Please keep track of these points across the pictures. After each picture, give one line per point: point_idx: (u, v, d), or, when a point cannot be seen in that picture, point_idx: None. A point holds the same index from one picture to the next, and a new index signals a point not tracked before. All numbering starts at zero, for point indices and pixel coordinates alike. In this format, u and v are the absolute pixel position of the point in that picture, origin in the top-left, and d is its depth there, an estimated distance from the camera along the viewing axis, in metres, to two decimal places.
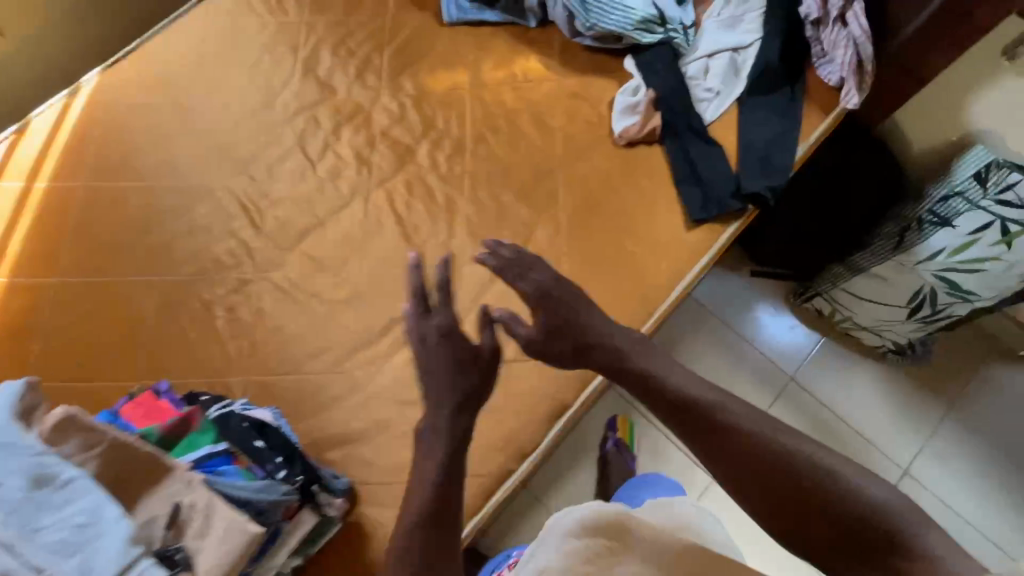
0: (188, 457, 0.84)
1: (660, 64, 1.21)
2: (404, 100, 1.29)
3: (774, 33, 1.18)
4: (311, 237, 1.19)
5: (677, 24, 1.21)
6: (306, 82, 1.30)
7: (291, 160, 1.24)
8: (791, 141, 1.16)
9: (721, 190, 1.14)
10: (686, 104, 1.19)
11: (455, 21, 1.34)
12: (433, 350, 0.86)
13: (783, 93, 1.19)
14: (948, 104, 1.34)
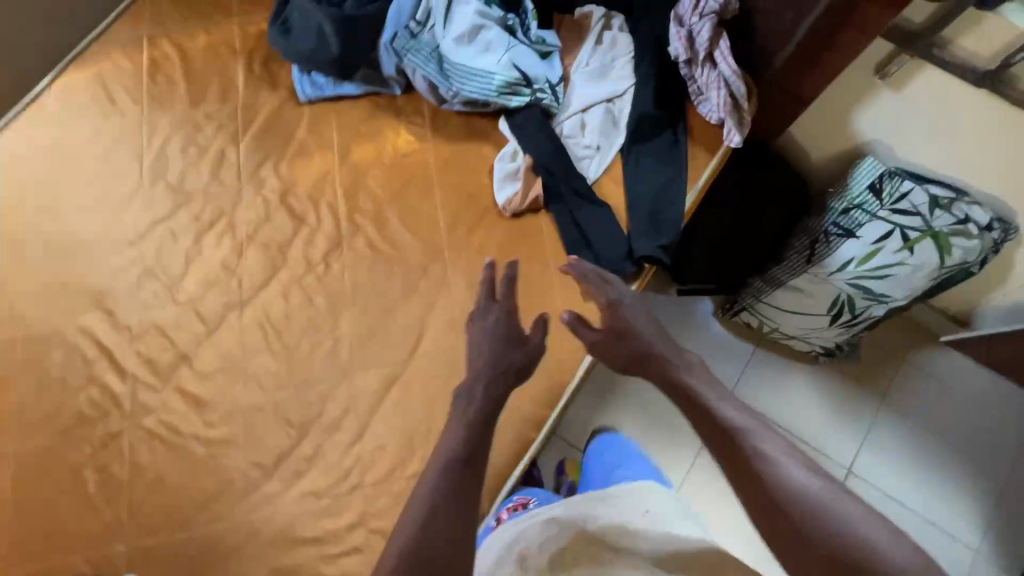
0: None
1: (533, 126, 1.13)
2: (270, 196, 1.19)
3: (646, 77, 1.13)
4: (183, 369, 1.08)
5: (544, 82, 1.11)
6: (163, 194, 1.19)
7: (154, 284, 1.13)
8: (681, 188, 1.13)
9: (613, 255, 1.10)
10: (566, 165, 1.13)
11: (313, 99, 1.23)
12: (488, 327, 0.97)
13: (667, 137, 1.15)
14: (837, 118, 1.31)
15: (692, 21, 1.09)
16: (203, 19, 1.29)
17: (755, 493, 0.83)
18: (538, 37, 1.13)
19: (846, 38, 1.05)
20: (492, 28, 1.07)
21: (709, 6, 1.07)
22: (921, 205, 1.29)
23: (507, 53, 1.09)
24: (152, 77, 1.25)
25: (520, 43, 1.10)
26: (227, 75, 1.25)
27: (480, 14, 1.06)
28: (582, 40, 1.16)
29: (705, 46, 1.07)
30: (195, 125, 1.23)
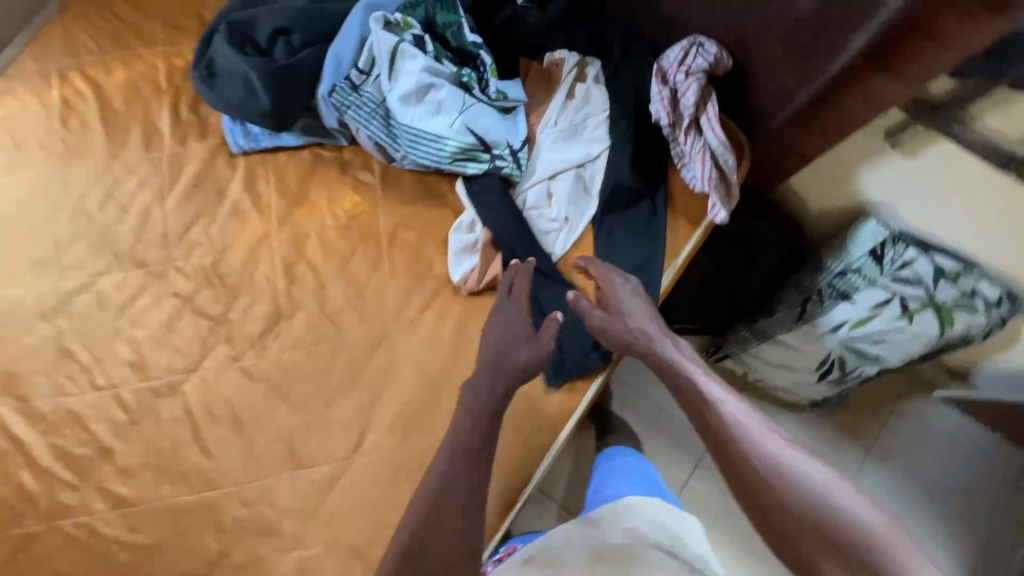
0: None
1: (492, 195, 0.99)
2: (201, 263, 1.07)
3: (624, 141, 0.98)
4: (107, 464, 0.99)
5: (503, 147, 0.97)
6: (79, 259, 1.06)
7: (72, 366, 1.02)
8: (655, 269, 1.00)
9: (578, 344, 1.00)
10: (529, 241, 1.00)
11: (247, 150, 1.09)
12: (504, 323, 0.96)
13: (643, 208, 1.02)
14: (840, 176, 1.17)
15: (676, 79, 0.93)
16: (121, 48, 1.11)
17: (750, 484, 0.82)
18: (499, 93, 0.97)
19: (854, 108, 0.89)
20: (444, 85, 0.95)
21: (697, 63, 0.91)
22: (925, 274, 1.18)
23: (460, 115, 0.94)
24: (63, 121, 1.09)
25: (477, 102, 0.96)
26: (150, 118, 1.10)
27: (428, 71, 0.93)
28: (551, 93, 1.01)
29: (690, 113, 0.93)
30: (115, 178, 1.08)
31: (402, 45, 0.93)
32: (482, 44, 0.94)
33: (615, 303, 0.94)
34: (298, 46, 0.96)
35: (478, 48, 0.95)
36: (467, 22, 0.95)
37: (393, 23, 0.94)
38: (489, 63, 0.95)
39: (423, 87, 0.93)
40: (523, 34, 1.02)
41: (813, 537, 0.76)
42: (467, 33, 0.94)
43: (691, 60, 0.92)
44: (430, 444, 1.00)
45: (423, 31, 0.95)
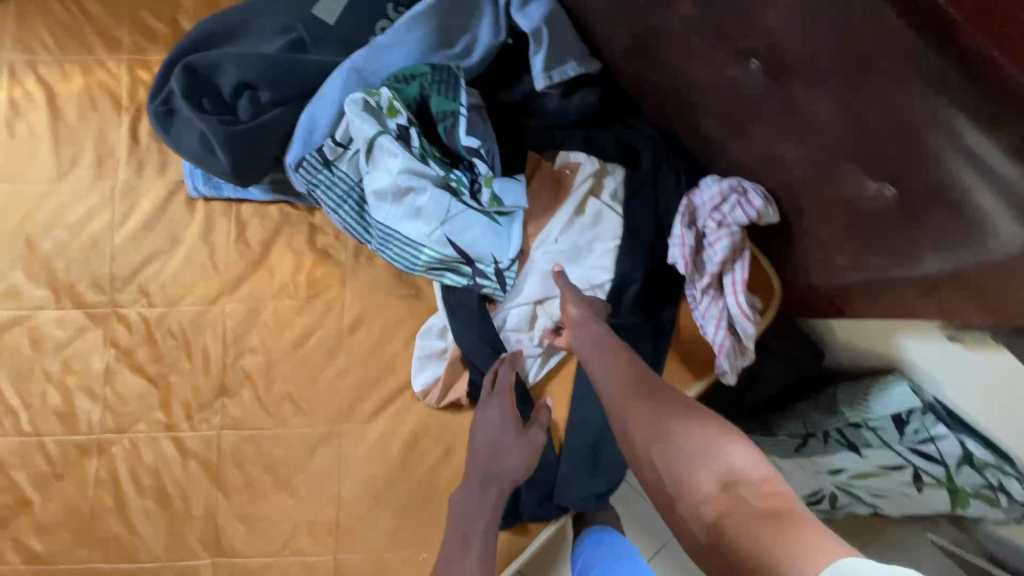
0: None
1: (467, 309, 0.85)
2: (144, 313, 0.96)
3: (630, 273, 0.82)
4: (26, 515, 0.94)
5: (489, 263, 0.83)
6: (15, 288, 0.96)
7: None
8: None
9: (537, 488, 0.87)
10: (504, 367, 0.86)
11: (208, 197, 0.97)
12: (491, 417, 0.81)
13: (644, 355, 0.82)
14: (874, 334, 1.02)
15: (702, 222, 0.79)
16: (84, 52, 0.98)
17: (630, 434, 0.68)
18: (493, 200, 0.82)
19: (923, 308, 0.69)
20: (427, 188, 0.80)
21: (733, 216, 0.75)
22: (950, 455, 1.04)
23: (441, 226, 0.81)
24: (9, 129, 0.96)
25: (462, 212, 0.81)
26: (105, 140, 0.97)
27: (409, 170, 0.79)
28: (558, 202, 0.86)
29: (713, 267, 0.78)
30: (61, 203, 0.97)
31: (381, 138, 0.79)
32: (479, 150, 0.80)
33: (575, 295, 0.79)
34: (266, 104, 0.81)
35: (473, 151, 0.80)
36: (465, 118, 0.79)
37: (377, 104, 0.79)
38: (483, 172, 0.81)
39: (399, 189, 0.79)
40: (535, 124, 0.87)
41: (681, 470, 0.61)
42: (462, 135, 0.79)
43: (727, 210, 0.75)
44: (362, 559, 0.91)
45: (410, 119, 0.80)
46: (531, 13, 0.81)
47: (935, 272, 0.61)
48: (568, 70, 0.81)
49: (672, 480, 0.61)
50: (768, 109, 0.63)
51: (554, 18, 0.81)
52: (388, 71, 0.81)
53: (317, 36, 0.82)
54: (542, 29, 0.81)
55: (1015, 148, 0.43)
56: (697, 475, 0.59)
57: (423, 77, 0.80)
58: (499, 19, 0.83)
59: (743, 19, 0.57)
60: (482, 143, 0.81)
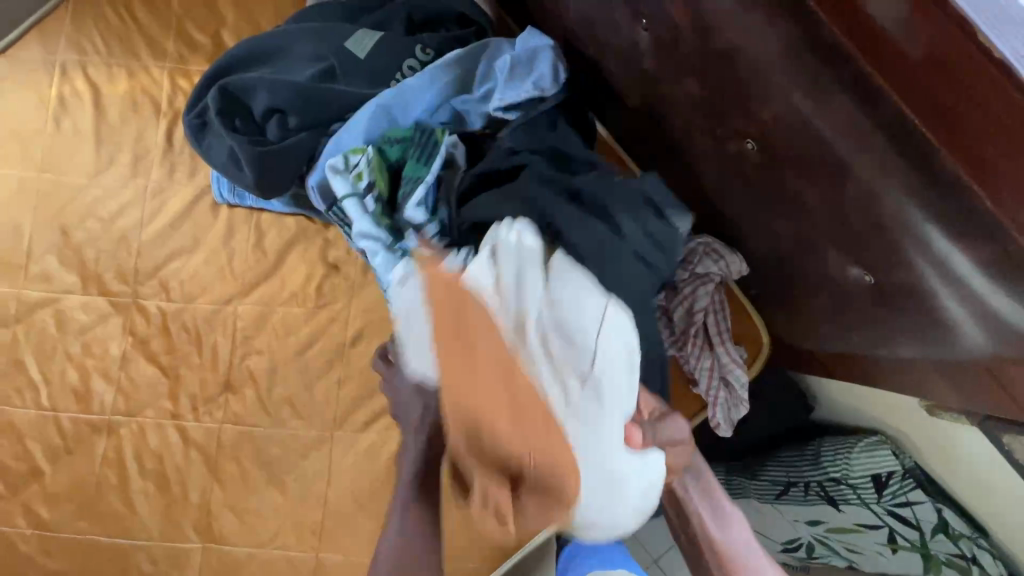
0: None
1: None
2: (163, 306, 1.03)
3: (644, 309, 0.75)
4: (35, 484, 1.01)
5: None
6: (48, 271, 1.03)
7: (21, 377, 1.02)
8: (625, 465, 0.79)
9: None
10: None
11: (231, 204, 1.02)
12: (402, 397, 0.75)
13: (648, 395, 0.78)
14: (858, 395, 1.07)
15: (683, 284, 0.85)
16: (131, 58, 1.04)
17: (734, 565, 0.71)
18: None
19: (902, 387, 0.70)
20: (379, 254, 0.80)
21: (702, 267, 0.82)
22: (925, 521, 1.04)
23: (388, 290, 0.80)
24: (56, 122, 1.04)
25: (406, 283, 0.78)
26: (142, 141, 1.03)
27: (364, 235, 0.80)
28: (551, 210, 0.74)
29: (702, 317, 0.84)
30: (97, 195, 1.03)
31: (348, 200, 0.81)
32: (424, 222, 0.78)
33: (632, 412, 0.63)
34: (292, 128, 0.86)
35: (416, 225, 0.79)
36: (422, 188, 0.79)
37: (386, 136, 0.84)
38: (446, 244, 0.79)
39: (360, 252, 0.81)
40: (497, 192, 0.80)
41: None
42: (410, 205, 0.79)
43: (695, 262, 0.83)
44: (342, 560, 0.96)
45: (377, 182, 0.81)
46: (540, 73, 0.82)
47: (912, 357, 0.63)
48: (523, 96, 0.82)
49: None
50: (763, 183, 0.65)
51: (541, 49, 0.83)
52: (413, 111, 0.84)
53: (345, 66, 0.87)
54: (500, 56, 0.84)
55: (984, 260, 0.46)
56: None
57: (407, 141, 0.82)
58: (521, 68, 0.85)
59: (741, 107, 0.60)
60: (429, 216, 0.79)
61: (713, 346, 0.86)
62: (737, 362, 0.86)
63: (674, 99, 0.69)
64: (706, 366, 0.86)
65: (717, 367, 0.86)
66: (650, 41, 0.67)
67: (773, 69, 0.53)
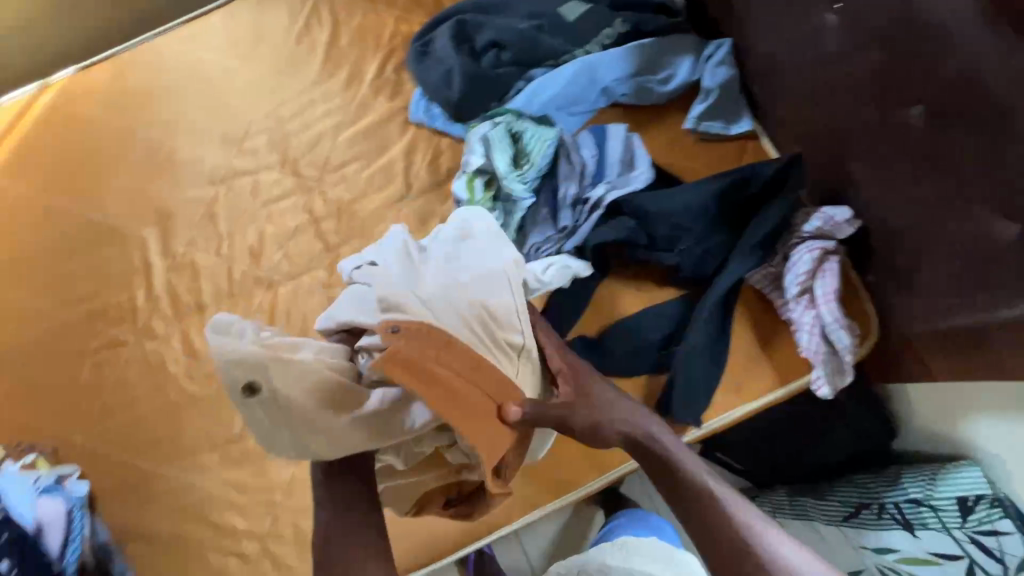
0: None
1: (601, 237, 0.97)
2: (341, 197, 1.20)
3: (747, 247, 0.97)
4: (197, 316, 1.16)
5: None
6: (257, 150, 1.23)
7: (210, 229, 1.20)
8: (714, 371, 1.00)
9: (685, 392, 0.98)
10: (645, 313, 1.02)
11: (421, 123, 1.21)
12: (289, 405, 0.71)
13: (717, 320, 0.99)
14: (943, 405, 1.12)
15: (793, 249, 0.98)
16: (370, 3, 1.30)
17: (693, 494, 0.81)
18: None
19: (1012, 361, 0.77)
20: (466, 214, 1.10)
21: (806, 226, 0.96)
22: (1011, 552, 1.03)
23: None
24: (298, 38, 1.29)
25: None
26: (360, 63, 1.26)
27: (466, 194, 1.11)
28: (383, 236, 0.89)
29: (805, 278, 0.94)
30: (312, 99, 1.25)
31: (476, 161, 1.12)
32: (462, 201, 1.04)
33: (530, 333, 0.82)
34: (503, 62, 1.07)
35: (460, 201, 1.04)
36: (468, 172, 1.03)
37: (583, 90, 1.07)
38: (567, 225, 1.00)
39: None
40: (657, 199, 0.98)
41: (699, 503, 0.80)
42: (461, 185, 1.05)
43: (800, 223, 0.97)
44: None
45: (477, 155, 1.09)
46: (716, 73, 1.06)
47: None
48: (705, 81, 1.06)
49: (707, 513, 0.79)
50: (915, 144, 0.79)
51: (725, 58, 1.06)
52: (604, 76, 1.07)
53: (557, 25, 1.08)
54: (678, 61, 1.08)
55: None
56: (718, 512, 0.79)
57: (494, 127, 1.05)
58: (699, 63, 1.08)
59: (916, 69, 0.75)
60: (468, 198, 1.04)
61: (813, 307, 0.95)
62: (840, 326, 0.93)
63: (847, 72, 0.86)
64: (807, 327, 0.94)
65: (820, 329, 0.94)
66: (840, 20, 0.84)
67: (960, 31, 0.69)
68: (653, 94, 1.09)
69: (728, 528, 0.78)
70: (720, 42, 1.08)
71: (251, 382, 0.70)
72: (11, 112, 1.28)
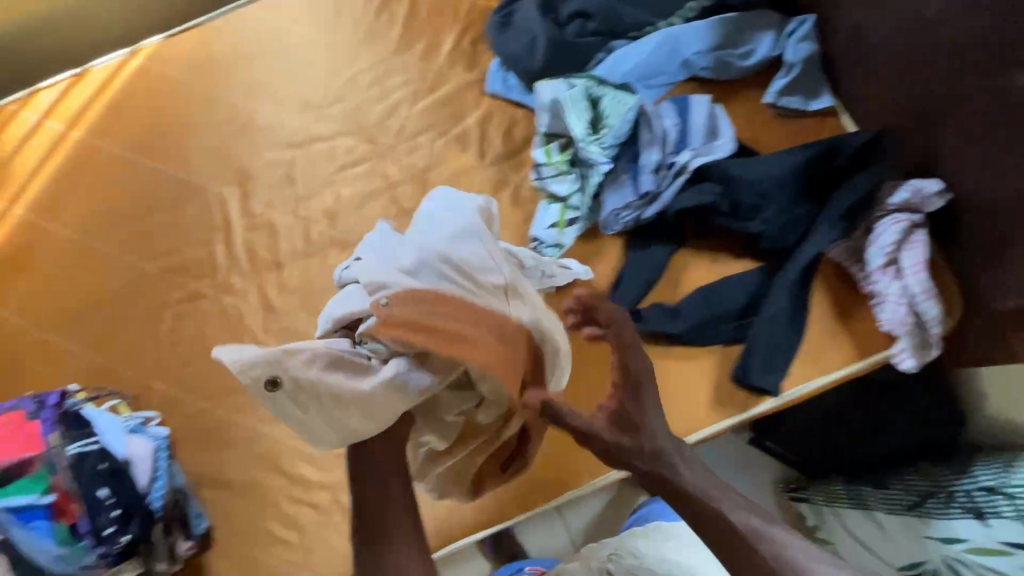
0: (8, 501, 0.83)
1: (683, 203, 1.01)
2: (414, 163, 1.22)
3: (833, 215, 0.98)
4: (273, 273, 1.18)
5: (541, 242, 1.07)
6: (334, 116, 1.27)
7: (287, 190, 1.23)
8: (794, 340, 0.99)
9: (764, 358, 0.99)
10: (723, 281, 1.03)
11: (496, 95, 1.23)
12: (310, 399, 0.69)
13: (801, 288, 1.00)
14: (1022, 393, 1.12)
15: (877, 222, 0.98)
16: None
17: (716, 527, 0.73)
18: (548, 197, 1.09)
19: None
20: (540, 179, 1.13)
21: (892, 197, 0.96)
22: None
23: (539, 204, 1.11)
24: (378, 11, 1.32)
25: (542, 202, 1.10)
26: (438, 36, 1.29)
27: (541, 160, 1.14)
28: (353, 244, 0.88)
29: (889, 250, 0.94)
30: (390, 70, 1.28)
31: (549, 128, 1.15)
32: (540, 164, 1.08)
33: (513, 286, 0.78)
34: (588, 32, 1.11)
35: (539, 164, 1.08)
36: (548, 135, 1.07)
37: (665, 61, 1.09)
38: (648, 189, 1.02)
39: None
40: (741, 166, 1.01)
41: (721, 532, 0.73)
42: (541, 148, 1.08)
43: (884, 194, 0.97)
44: None
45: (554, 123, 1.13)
46: (799, 48, 1.07)
47: None
48: (788, 56, 1.07)
49: (733, 541, 0.72)
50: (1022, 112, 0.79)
51: (808, 35, 1.08)
52: (686, 47, 1.09)
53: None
54: (761, 37, 1.09)
55: None
56: (743, 538, 0.72)
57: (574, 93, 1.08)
58: (781, 39, 1.09)
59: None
60: (547, 161, 1.07)
61: (898, 280, 0.95)
62: (926, 299, 0.93)
63: (952, 43, 0.87)
64: (891, 299, 0.95)
65: (905, 302, 0.94)
66: None
67: None
68: (733, 68, 1.10)
69: (757, 555, 0.71)
70: (803, 19, 1.09)
71: (272, 382, 0.66)
72: (101, 75, 1.33)
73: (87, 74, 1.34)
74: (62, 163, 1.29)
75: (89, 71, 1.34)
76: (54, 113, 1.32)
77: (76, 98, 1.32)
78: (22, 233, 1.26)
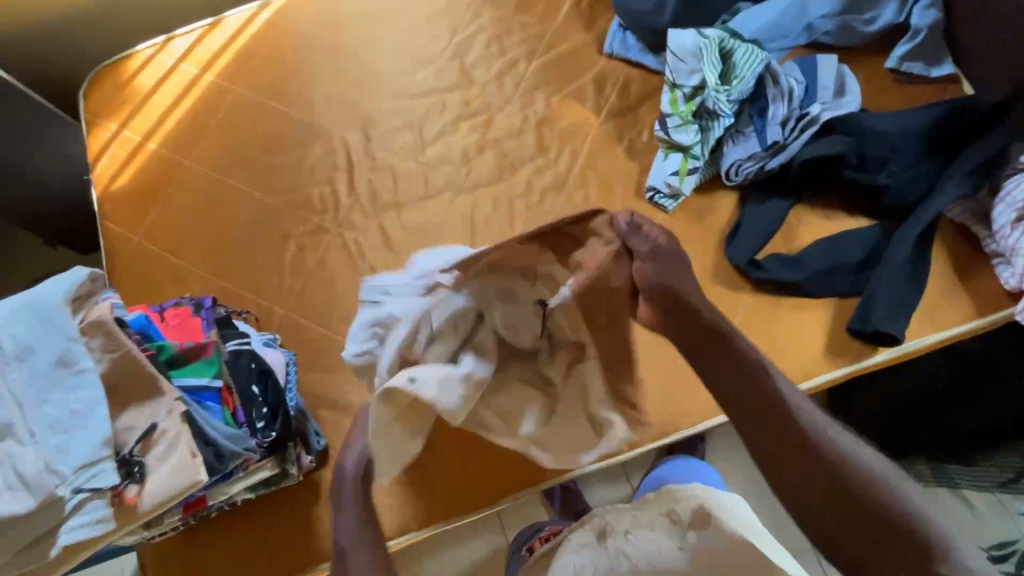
0: (183, 382, 0.84)
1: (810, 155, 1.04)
2: (530, 115, 1.27)
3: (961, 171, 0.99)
4: (392, 212, 1.24)
5: (661, 190, 1.12)
6: (455, 70, 1.33)
7: (408, 136, 1.29)
8: (914, 293, 1.01)
9: (885, 309, 0.99)
10: (843, 235, 1.05)
11: (613, 54, 1.28)
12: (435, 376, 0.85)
13: (919, 242, 1.02)
14: None
15: (1006, 180, 0.99)
16: None
17: (752, 388, 0.85)
18: (669, 148, 1.14)
19: None
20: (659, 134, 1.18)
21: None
22: None
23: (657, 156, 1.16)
24: None
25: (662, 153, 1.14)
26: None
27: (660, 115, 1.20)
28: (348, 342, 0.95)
29: (1017, 207, 0.95)
30: (509, 29, 1.34)
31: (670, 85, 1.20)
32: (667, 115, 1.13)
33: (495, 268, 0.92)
34: None
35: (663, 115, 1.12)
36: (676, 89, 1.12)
37: (791, 22, 1.14)
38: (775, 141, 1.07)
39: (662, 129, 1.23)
40: (870, 123, 1.05)
41: (758, 394, 0.85)
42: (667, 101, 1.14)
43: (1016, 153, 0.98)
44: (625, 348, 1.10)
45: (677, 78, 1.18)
46: (925, 14, 1.10)
47: None
48: (915, 20, 1.10)
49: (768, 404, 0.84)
50: None
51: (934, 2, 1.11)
52: (813, 10, 1.14)
53: None
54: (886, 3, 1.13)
55: None
56: (773, 406, 0.84)
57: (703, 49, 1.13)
58: (906, 6, 1.13)
59: None
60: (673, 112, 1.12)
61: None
62: None
63: None
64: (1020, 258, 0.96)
65: None
66: None
67: None
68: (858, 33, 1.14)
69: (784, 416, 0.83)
70: None
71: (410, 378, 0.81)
72: (234, 24, 1.42)
73: (221, 24, 1.42)
74: (195, 102, 1.37)
75: (222, 21, 1.42)
76: (187, 57, 1.40)
77: (209, 44, 1.40)
78: (154, 163, 1.33)
